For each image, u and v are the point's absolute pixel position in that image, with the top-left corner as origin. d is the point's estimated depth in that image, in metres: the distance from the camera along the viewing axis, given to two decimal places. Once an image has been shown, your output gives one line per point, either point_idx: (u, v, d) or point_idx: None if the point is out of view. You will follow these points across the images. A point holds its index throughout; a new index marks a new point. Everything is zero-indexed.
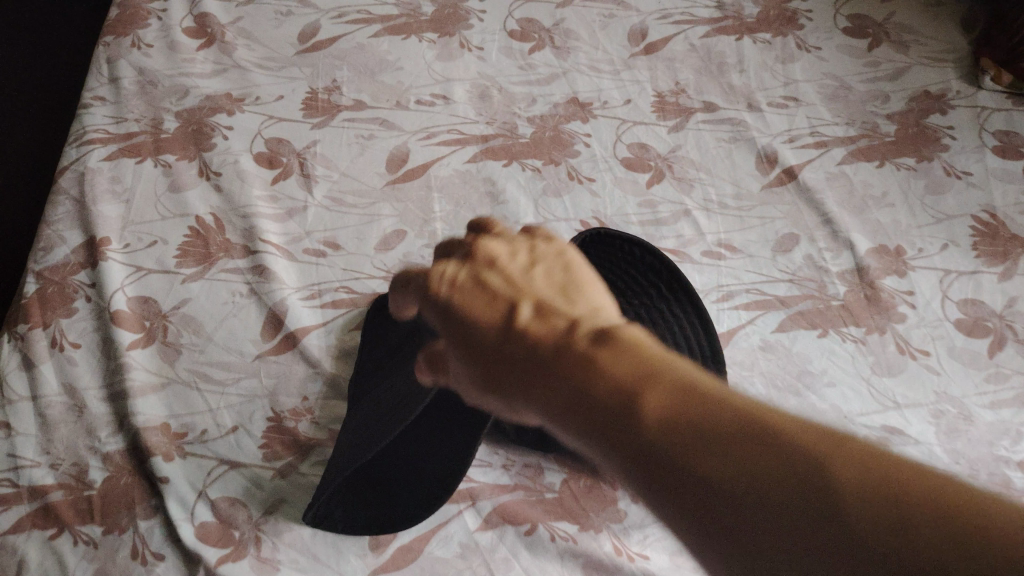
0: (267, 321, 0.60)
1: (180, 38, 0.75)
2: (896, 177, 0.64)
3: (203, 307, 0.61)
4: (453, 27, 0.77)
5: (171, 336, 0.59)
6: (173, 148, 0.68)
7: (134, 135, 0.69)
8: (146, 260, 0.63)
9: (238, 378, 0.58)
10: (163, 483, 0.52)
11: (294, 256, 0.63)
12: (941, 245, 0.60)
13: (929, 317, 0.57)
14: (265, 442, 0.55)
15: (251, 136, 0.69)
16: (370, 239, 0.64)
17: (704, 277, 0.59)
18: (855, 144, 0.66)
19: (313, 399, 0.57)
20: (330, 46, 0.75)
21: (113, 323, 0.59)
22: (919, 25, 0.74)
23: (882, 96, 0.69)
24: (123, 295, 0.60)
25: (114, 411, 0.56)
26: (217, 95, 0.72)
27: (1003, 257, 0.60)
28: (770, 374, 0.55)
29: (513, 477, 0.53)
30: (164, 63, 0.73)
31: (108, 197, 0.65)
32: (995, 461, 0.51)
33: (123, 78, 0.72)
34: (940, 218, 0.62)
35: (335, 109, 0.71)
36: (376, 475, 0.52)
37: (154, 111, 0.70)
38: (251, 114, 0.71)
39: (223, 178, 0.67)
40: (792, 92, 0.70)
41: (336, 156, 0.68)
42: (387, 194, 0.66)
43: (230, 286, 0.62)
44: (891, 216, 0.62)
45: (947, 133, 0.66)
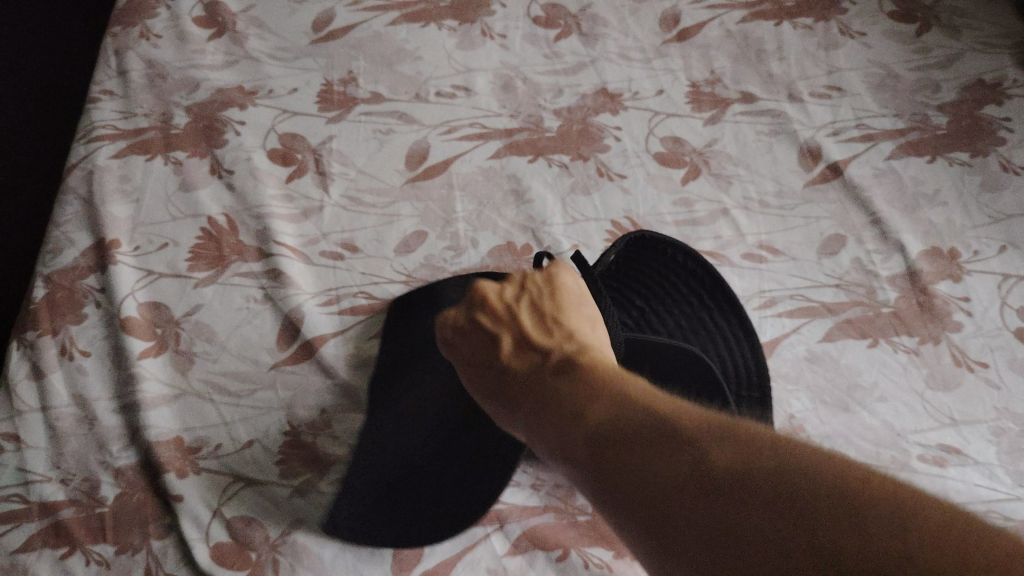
0: (283, 328, 0.57)
1: (190, 27, 0.72)
2: (949, 173, 0.60)
3: (217, 313, 0.58)
4: (474, 14, 0.73)
5: (184, 344, 0.57)
6: (184, 144, 0.65)
7: (143, 130, 0.65)
8: (157, 263, 0.60)
9: (254, 390, 0.55)
10: (177, 502, 0.50)
11: (311, 259, 0.61)
12: (998, 247, 0.57)
13: (987, 326, 0.54)
14: (282, 457, 0.53)
15: (265, 132, 0.66)
16: (391, 241, 0.61)
17: (744, 282, 0.56)
18: (904, 137, 0.62)
19: (332, 412, 0.55)
20: (345, 35, 0.71)
21: (123, 331, 0.56)
22: (971, 7, 0.69)
23: (933, 85, 0.64)
24: (133, 300, 0.58)
25: (125, 423, 0.53)
26: (229, 87, 0.68)
27: None
28: (816, 388, 0.52)
29: (543, 498, 0.51)
30: (173, 55, 0.70)
31: (117, 196, 0.62)
32: None
33: (131, 71, 0.69)
34: (997, 218, 0.58)
35: (351, 102, 0.68)
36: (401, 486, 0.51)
37: (164, 105, 0.67)
38: (264, 107, 0.67)
39: (235, 177, 0.64)
40: (836, 81, 0.66)
41: (353, 153, 0.65)
42: (407, 192, 0.63)
43: (244, 290, 0.59)
44: (944, 216, 0.58)
45: (1004, 125, 0.62)
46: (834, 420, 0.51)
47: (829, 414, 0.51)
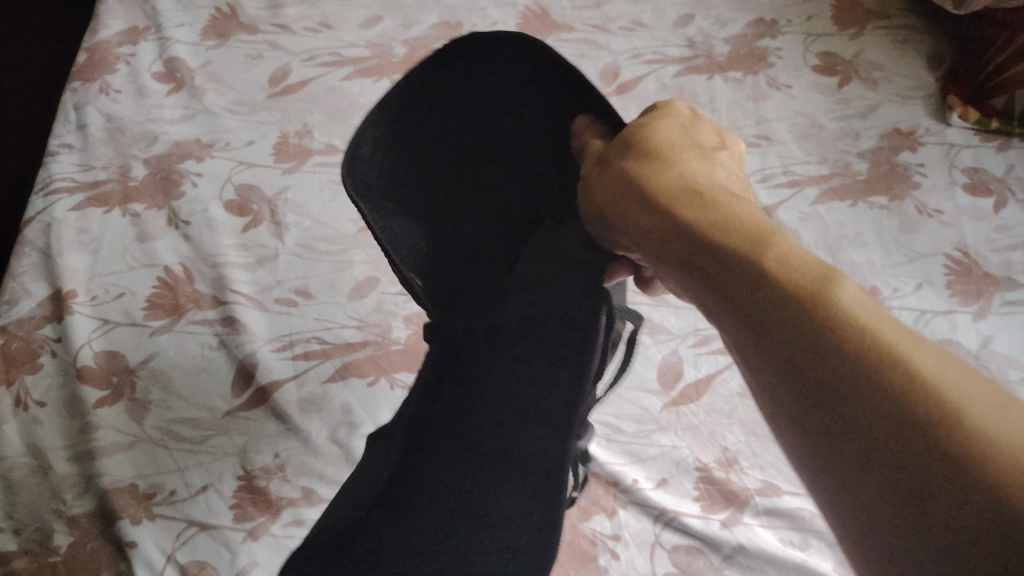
0: (237, 374, 0.59)
1: (149, 82, 0.74)
2: (869, 216, 0.64)
3: (172, 360, 0.59)
4: None
5: (139, 391, 0.58)
6: (141, 196, 0.67)
7: (101, 183, 0.67)
8: (113, 312, 0.61)
9: (208, 435, 0.56)
10: (130, 548, 0.51)
11: (266, 307, 0.62)
12: (914, 285, 0.61)
13: None
14: (236, 502, 0.54)
15: (221, 183, 0.68)
16: (343, 287, 0.64)
17: (681, 321, 0.60)
18: (828, 182, 0.66)
19: (286, 456, 0.56)
20: (301, 89, 0.74)
21: (80, 380, 0.57)
22: (888, 60, 0.74)
23: (854, 134, 0.69)
24: (90, 349, 0.59)
25: (80, 472, 0.54)
26: (186, 140, 0.70)
27: (976, 296, 0.60)
28: (748, 422, 0.56)
29: None
30: (132, 109, 0.72)
31: (75, 247, 0.64)
32: None
33: (89, 125, 0.70)
34: (913, 258, 0.62)
35: (306, 154, 0.70)
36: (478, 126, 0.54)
37: (122, 158, 0.69)
38: (220, 159, 0.70)
39: (192, 227, 0.65)
40: (764, 130, 0.70)
41: (307, 203, 0.68)
42: (360, 240, 0.66)
43: (199, 338, 0.60)
44: (865, 256, 0.62)
45: (918, 171, 0.66)
46: (764, 451, 0.55)
47: (760, 447, 0.55)
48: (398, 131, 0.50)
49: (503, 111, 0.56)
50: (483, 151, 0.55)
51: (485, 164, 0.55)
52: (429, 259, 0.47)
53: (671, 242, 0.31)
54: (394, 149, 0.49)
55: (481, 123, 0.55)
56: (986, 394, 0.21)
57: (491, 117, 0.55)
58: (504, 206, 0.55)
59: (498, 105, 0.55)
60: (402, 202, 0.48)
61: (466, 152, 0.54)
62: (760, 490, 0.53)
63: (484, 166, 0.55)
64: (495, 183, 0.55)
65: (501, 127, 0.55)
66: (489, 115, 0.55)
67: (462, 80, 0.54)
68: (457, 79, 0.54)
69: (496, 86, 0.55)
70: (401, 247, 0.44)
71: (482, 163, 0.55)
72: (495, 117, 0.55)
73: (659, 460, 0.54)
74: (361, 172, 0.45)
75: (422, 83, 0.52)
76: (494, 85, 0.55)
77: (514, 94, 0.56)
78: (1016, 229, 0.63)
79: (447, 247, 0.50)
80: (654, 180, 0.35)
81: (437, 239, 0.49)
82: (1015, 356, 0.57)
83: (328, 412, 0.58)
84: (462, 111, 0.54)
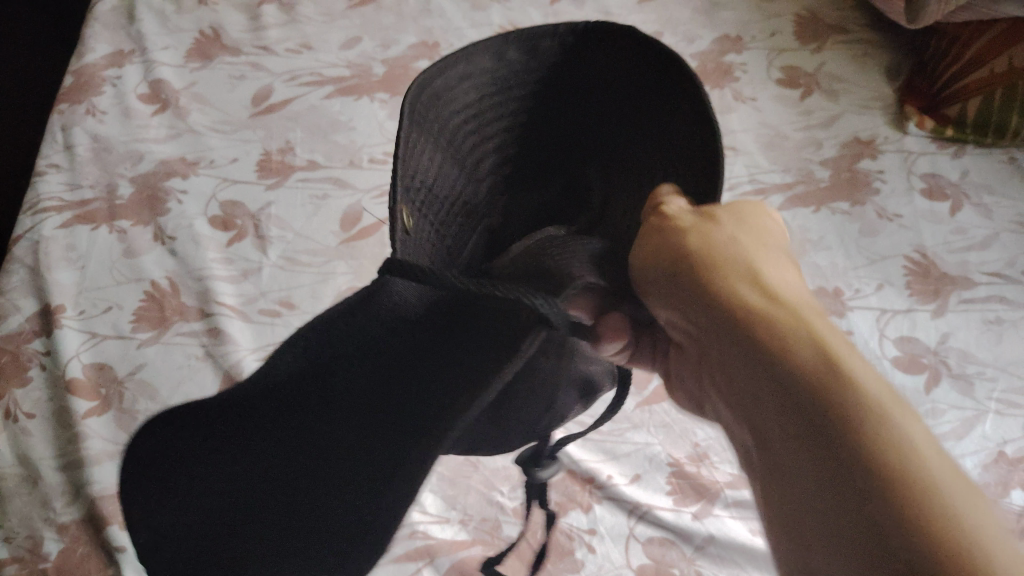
0: (223, 383, 0.61)
1: (135, 104, 0.76)
2: (832, 221, 0.67)
3: (159, 371, 0.61)
4: (404, 88, 0.78)
5: (127, 402, 0.59)
6: (128, 213, 0.69)
7: (89, 201, 0.69)
8: (101, 325, 0.63)
9: None
10: (120, 552, 0.53)
11: (251, 317, 0.64)
12: (875, 285, 0.63)
13: (868, 355, 0.59)
14: None
15: (206, 200, 0.70)
16: (326, 297, 0.66)
17: None
18: (792, 190, 0.69)
19: None
20: (283, 108, 0.76)
21: (68, 391, 0.59)
22: (849, 72, 0.77)
23: (817, 143, 0.72)
24: (78, 361, 0.60)
25: (69, 480, 0.56)
26: (172, 159, 0.72)
27: (934, 295, 0.62)
28: None
29: (471, 532, 0.55)
30: (118, 130, 0.74)
31: (62, 263, 0.65)
32: None
33: (77, 145, 0.72)
34: (874, 260, 0.65)
35: (289, 170, 0.72)
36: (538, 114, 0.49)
37: (109, 177, 0.71)
38: (205, 177, 0.72)
39: (178, 243, 0.67)
40: (730, 141, 0.73)
41: (290, 217, 0.69)
42: (341, 251, 0.68)
43: (185, 349, 0.62)
44: (828, 259, 0.65)
45: (878, 177, 0.69)
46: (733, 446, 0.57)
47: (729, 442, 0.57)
48: (510, 72, 0.47)
49: (625, 138, 0.49)
50: (569, 143, 0.51)
51: (547, 160, 0.52)
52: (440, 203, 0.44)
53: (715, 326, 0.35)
54: (484, 88, 0.46)
55: (591, 127, 0.50)
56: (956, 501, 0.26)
57: (618, 135, 0.50)
58: (537, 206, 0.53)
59: (626, 132, 0.49)
60: (452, 137, 0.45)
61: (547, 140, 0.51)
62: (729, 483, 0.55)
63: (553, 161, 0.52)
64: (544, 178, 0.53)
65: (607, 144, 0.50)
66: (602, 122, 0.50)
67: (606, 72, 0.48)
68: (612, 68, 0.48)
69: (643, 111, 0.48)
70: (420, 164, 0.41)
71: (551, 158, 0.52)
72: (610, 133, 0.50)
73: (633, 457, 0.56)
74: (442, 83, 0.43)
75: (566, 58, 0.48)
76: (637, 105, 0.48)
77: (648, 130, 0.48)
78: (972, 231, 0.66)
79: (494, 214, 0.52)
80: (705, 263, 0.36)
81: (494, 194, 0.51)
82: (972, 351, 0.59)
83: None
84: (585, 96, 0.49)
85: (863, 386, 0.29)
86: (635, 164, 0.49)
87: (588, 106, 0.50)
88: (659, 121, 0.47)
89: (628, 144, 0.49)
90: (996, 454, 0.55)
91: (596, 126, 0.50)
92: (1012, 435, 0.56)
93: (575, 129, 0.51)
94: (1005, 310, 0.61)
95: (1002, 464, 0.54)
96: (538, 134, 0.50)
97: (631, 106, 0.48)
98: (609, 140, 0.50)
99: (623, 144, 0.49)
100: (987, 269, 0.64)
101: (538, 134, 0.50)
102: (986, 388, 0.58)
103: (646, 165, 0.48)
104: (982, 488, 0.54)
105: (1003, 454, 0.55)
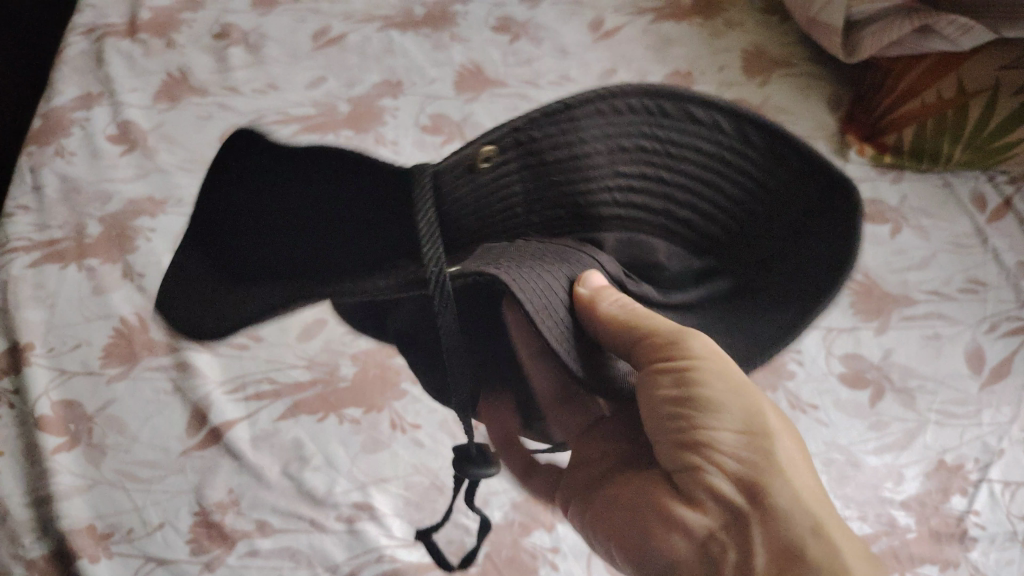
0: (191, 416, 0.62)
1: (103, 144, 0.77)
2: None
3: (128, 406, 0.62)
4: (368, 125, 0.81)
5: (96, 437, 0.60)
6: (97, 252, 0.70)
7: (57, 241, 0.70)
8: (70, 362, 0.64)
9: (163, 476, 0.59)
10: None
11: (217, 351, 0.65)
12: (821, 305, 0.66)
13: (816, 372, 0.62)
14: (194, 536, 0.57)
15: (174, 238, 0.72)
16: (292, 329, 0.67)
17: None
18: None
19: (240, 490, 0.59)
20: None
21: (37, 428, 0.59)
22: (793, 104, 0.81)
23: None
24: (47, 398, 0.61)
25: (38, 516, 0.57)
26: (140, 198, 0.74)
27: (877, 313, 0.65)
28: None
29: (438, 554, 0.58)
30: (87, 170, 0.75)
31: (32, 302, 0.66)
32: (880, 503, 0.56)
33: (45, 187, 0.73)
34: None
35: None
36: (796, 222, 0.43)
37: (78, 217, 0.72)
38: (173, 215, 0.73)
39: (146, 280, 0.69)
40: None
41: None
42: None
43: (154, 384, 0.63)
44: None
45: None
46: None
47: None
48: (736, 145, 0.41)
49: (767, 264, 0.43)
50: (733, 195, 0.42)
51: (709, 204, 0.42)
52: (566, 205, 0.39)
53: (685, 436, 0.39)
54: (710, 142, 0.41)
55: (755, 215, 0.42)
56: None
57: (767, 223, 0.43)
58: (649, 257, 0.42)
59: (769, 255, 0.43)
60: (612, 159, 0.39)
61: (736, 184, 0.42)
62: None
63: (711, 229, 0.42)
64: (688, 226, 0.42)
65: (762, 264, 0.43)
66: (765, 221, 0.42)
67: (822, 221, 0.43)
68: (799, 190, 0.42)
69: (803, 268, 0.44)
70: (603, 159, 0.39)
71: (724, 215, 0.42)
72: (760, 238, 0.43)
73: None
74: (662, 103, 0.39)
75: (819, 185, 0.42)
76: (805, 235, 0.43)
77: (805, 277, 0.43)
78: (911, 252, 0.69)
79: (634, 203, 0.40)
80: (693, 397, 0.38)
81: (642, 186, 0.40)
82: (914, 366, 0.62)
83: (279, 447, 0.61)
84: (776, 187, 0.42)
85: (805, 503, 0.37)
86: (777, 311, 0.44)
87: (774, 198, 0.42)
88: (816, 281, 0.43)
89: (760, 279, 0.44)
90: (936, 464, 0.58)
91: (756, 224, 0.42)
92: (950, 444, 0.59)
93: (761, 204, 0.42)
94: (944, 326, 0.65)
95: (942, 472, 0.57)
96: (726, 171, 0.41)
97: (797, 228, 0.43)
98: (755, 244, 0.43)
99: (757, 283, 0.44)
100: (926, 288, 0.67)
101: (725, 175, 0.41)
102: (927, 401, 0.61)
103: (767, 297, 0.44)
104: (923, 496, 0.57)
105: (943, 463, 0.58)
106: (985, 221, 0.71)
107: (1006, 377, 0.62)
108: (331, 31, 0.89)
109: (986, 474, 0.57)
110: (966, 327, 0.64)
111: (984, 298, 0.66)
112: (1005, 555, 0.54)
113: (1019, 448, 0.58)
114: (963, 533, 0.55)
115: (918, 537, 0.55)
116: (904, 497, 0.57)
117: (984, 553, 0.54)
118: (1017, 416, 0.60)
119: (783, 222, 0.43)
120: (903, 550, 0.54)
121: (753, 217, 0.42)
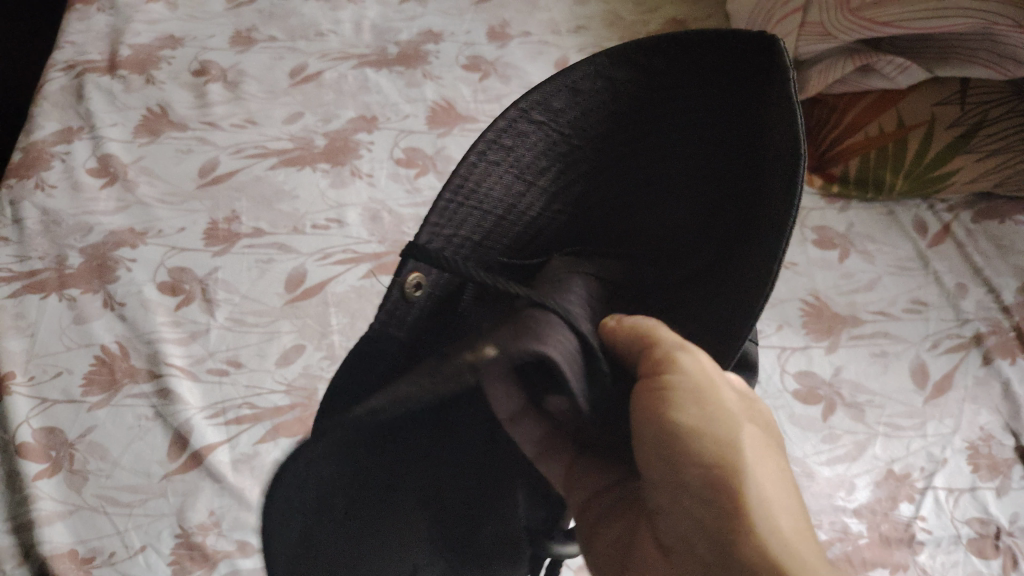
0: (173, 441, 0.63)
1: (83, 178, 0.79)
2: None
3: (109, 432, 0.63)
4: (344, 158, 0.84)
5: (78, 463, 0.61)
6: (77, 282, 0.71)
7: (38, 271, 0.71)
8: (51, 391, 0.65)
9: (144, 499, 0.60)
10: None
11: (198, 377, 0.67)
12: (776, 326, 0.70)
13: (772, 390, 0.66)
14: (174, 559, 0.58)
15: (154, 268, 0.74)
16: (271, 355, 0.69)
17: None
18: None
19: (220, 513, 0.61)
20: (229, 179, 0.81)
21: (18, 455, 0.61)
22: None
23: None
24: (28, 426, 0.62)
25: (19, 542, 0.58)
26: (120, 229, 0.76)
27: (828, 333, 0.70)
28: None
29: None
30: (67, 203, 0.77)
31: (12, 332, 0.67)
32: (834, 511, 0.60)
33: (26, 220, 0.75)
34: (773, 304, 0.72)
35: (234, 237, 0.77)
36: (741, 132, 0.48)
37: (59, 248, 0.73)
38: (154, 245, 0.75)
39: (126, 308, 0.70)
40: None
41: (236, 280, 0.73)
42: (286, 311, 0.72)
43: (135, 410, 0.65)
44: None
45: None
46: None
47: None
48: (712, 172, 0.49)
49: (710, 140, 0.49)
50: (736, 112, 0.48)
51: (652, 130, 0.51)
52: (521, 239, 0.49)
53: (668, 491, 0.39)
54: (519, 146, 0.49)
55: (679, 101, 0.51)
56: (765, 491, 0.37)
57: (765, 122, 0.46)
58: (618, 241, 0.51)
59: (676, 137, 0.51)
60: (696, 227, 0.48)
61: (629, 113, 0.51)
62: None
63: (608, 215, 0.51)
64: (688, 216, 0.49)
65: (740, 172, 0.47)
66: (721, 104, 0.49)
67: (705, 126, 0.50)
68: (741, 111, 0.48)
69: (731, 131, 0.48)
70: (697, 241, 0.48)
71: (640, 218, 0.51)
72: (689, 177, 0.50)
73: None
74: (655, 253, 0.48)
75: (717, 111, 0.49)
76: (778, 122, 0.44)
77: (706, 247, 0.47)
78: (858, 275, 0.74)
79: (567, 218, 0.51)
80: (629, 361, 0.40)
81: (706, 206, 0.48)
82: (863, 382, 0.67)
83: (259, 469, 0.63)
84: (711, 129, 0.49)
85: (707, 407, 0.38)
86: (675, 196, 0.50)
87: (684, 58, 0.51)
88: (699, 214, 0.48)
89: (690, 204, 0.49)
90: (885, 472, 0.61)
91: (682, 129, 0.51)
92: (898, 454, 0.62)
93: (638, 146, 0.51)
94: (890, 344, 0.69)
95: (892, 480, 0.61)
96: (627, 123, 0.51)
97: (710, 108, 0.50)
98: (665, 113, 0.51)
99: (719, 210, 0.47)
100: (873, 308, 0.71)
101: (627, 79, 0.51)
102: (875, 414, 0.65)
103: (684, 228, 0.49)
104: (874, 504, 0.60)
105: (891, 472, 0.62)
106: (927, 245, 0.76)
107: (948, 391, 0.66)
108: (308, 69, 0.92)
109: (932, 482, 0.61)
110: (910, 344, 0.69)
111: (927, 318, 0.71)
112: (951, 558, 0.57)
113: (961, 457, 0.62)
114: (911, 537, 0.58)
115: (870, 542, 0.58)
116: (856, 505, 0.60)
117: (931, 556, 0.57)
118: (959, 427, 0.64)
119: (701, 104, 0.50)
120: (856, 555, 0.57)
121: (677, 113, 0.51)
